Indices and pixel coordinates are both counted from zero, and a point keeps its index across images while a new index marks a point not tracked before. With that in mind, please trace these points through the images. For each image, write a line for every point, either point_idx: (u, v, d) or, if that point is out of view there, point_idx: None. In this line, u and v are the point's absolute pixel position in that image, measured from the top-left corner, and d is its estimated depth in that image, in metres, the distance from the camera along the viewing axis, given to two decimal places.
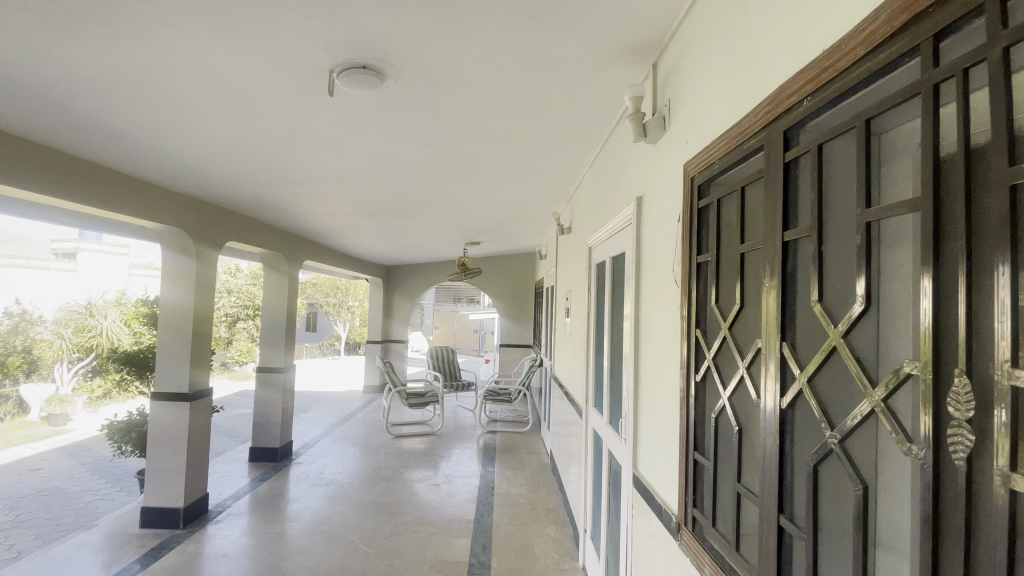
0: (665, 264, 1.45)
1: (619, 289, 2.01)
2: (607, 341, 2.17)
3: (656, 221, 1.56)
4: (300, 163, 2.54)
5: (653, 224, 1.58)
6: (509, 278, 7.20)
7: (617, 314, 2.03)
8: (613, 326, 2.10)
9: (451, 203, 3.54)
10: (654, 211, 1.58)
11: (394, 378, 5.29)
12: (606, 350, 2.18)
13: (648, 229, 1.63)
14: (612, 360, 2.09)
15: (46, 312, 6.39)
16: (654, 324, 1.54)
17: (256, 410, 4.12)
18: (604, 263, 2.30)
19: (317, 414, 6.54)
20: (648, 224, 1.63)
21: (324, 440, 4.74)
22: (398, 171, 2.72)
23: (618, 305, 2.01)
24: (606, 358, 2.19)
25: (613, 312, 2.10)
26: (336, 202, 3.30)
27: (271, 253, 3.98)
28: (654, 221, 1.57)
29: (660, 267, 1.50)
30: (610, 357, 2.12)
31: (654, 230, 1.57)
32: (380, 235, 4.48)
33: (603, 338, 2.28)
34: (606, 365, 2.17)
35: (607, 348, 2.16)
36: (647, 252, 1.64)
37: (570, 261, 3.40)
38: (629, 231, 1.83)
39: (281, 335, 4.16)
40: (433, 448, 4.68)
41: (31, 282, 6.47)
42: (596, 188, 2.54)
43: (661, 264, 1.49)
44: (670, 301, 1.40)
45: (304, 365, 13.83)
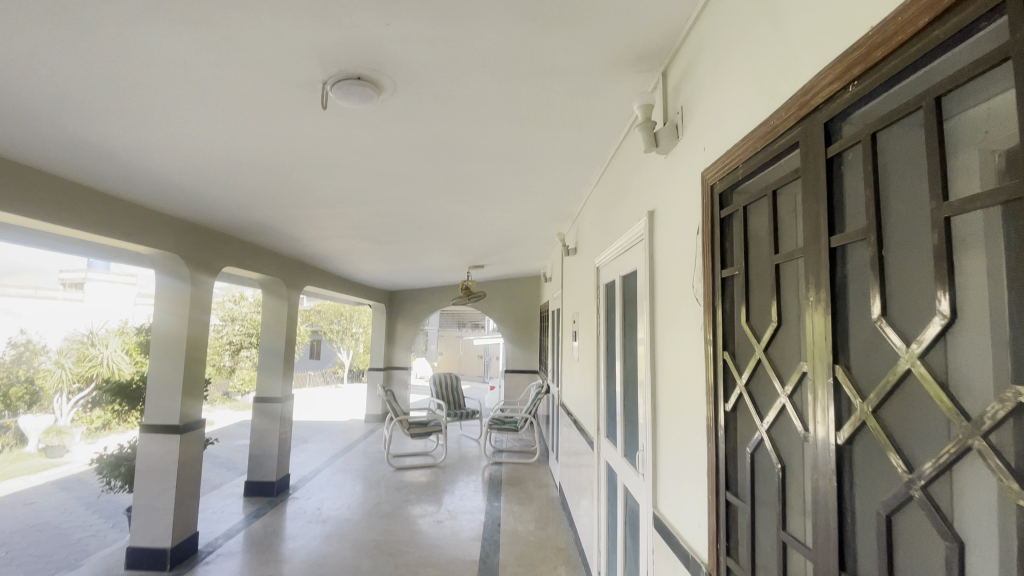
0: (683, 281, 1.33)
1: (631, 310, 1.88)
2: (619, 366, 2.04)
3: (671, 236, 1.44)
4: (297, 183, 2.45)
5: (668, 240, 1.46)
6: (514, 302, 7.07)
7: (630, 337, 1.90)
8: (625, 350, 1.97)
9: (453, 225, 3.44)
10: (668, 225, 1.47)
11: (396, 406, 5.13)
12: (619, 377, 2.04)
13: (662, 246, 1.51)
14: (625, 386, 1.95)
15: (50, 341, 6.19)
16: (673, 348, 1.40)
17: (252, 442, 3.96)
18: (613, 284, 2.18)
19: (318, 444, 6.35)
20: (662, 240, 1.51)
21: (323, 473, 4.56)
22: (398, 192, 2.63)
23: (632, 326, 1.88)
24: (618, 384, 2.06)
25: (626, 335, 1.97)
26: (335, 225, 3.22)
27: (270, 279, 3.88)
28: (668, 236, 1.46)
29: (677, 286, 1.37)
30: (623, 385, 1.98)
31: (669, 246, 1.45)
32: (381, 259, 4.39)
33: (614, 363, 2.15)
34: (619, 392, 2.04)
35: (619, 374, 2.03)
36: (661, 270, 1.52)
37: (576, 284, 3.29)
38: (641, 248, 1.72)
39: (279, 363, 4.02)
40: (436, 481, 4.48)
41: (39, 310, 6.21)
42: (603, 207, 2.44)
43: (678, 284, 1.36)
44: (690, 323, 1.28)
45: (307, 394, 13.63)
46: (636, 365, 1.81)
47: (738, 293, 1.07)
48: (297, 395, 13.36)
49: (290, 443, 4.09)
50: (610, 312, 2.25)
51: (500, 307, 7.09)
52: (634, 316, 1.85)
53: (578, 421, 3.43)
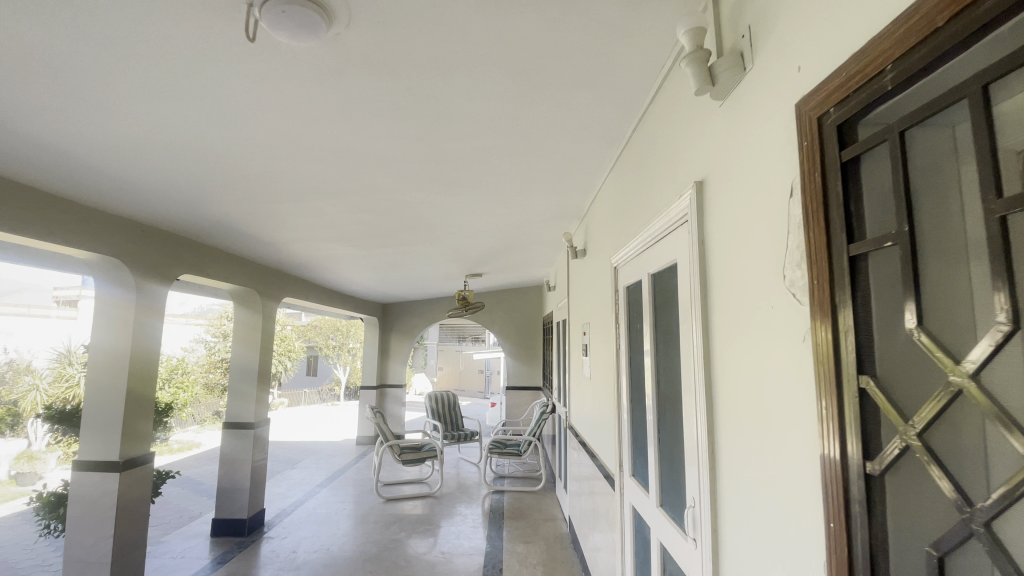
0: (766, 267, 0.91)
1: (667, 316, 1.45)
2: (650, 388, 1.60)
3: (737, 207, 1.02)
4: (251, 166, 2.03)
5: (732, 215, 1.04)
6: (515, 314, 6.64)
7: (666, 350, 1.46)
8: (658, 367, 1.54)
9: (445, 224, 3.02)
10: (731, 194, 1.04)
11: (387, 429, 4.66)
12: (649, 401, 1.61)
13: (721, 224, 1.09)
14: (660, 413, 1.53)
15: (38, 360, 5.70)
16: (749, 368, 0.98)
17: (221, 473, 3.50)
18: (638, 284, 1.76)
19: (305, 470, 5.87)
20: (720, 216, 1.09)
21: (302, 506, 4.08)
22: (375, 178, 2.21)
23: (667, 337, 1.45)
24: (648, 409, 1.62)
25: (659, 348, 1.54)
26: (308, 224, 2.79)
27: (241, 289, 3.46)
28: (732, 210, 1.04)
29: (755, 279, 0.95)
30: (656, 411, 1.55)
31: (735, 224, 1.02)
32: (367, 267, 3.95)
33: (643, 385, 1.71)
34: (649, 420, 1.60)
35: (650, 397, 1.59)
36: (720, 258, 1.10)
37: (586, 289, 2.86)
38: (683, 232, 1.30)
39: (252, 384, 3.58)
40: (431, 514, 4.00)
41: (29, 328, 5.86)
42: (620, 193, 2.02)
43: (758, 276, 0.94)
44: (786, 333, 0.85)
45: (301, 413, 13.12)
46: (676, 387, 1.38)
47: (892, 278, 0.64)
48: (291, 415, 12.84)
49: (263, 473, 3.64)
50: (634, 321, 1.82)
51: (500, 319, 6.67)
52: (671, 324, 1.41)
53: (591, 449, 2.97)
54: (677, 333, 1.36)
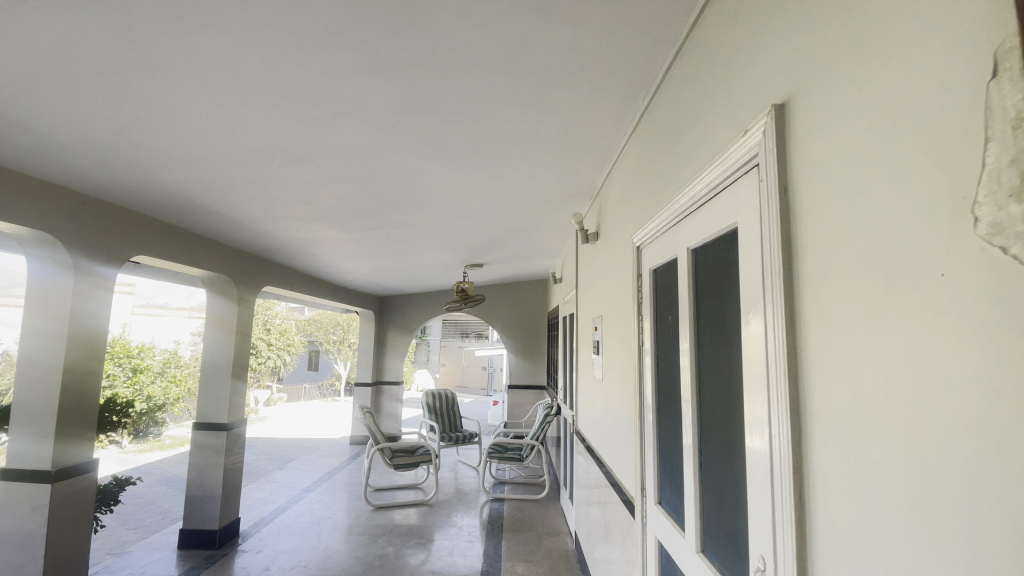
0: (939, 207, 0.54)
1: (720, 302, 1.09)
2: (688, 397, 1.24)
3: (870, 120, 0.65)
4: (194, 120, 1.67)
5: (858, 142, 0.67)
6: (519, 309, 6.28)
7: (718, 348, 1.10)
8: (703, 369, 1.18)
9: (438, 203, 2.66)
10: (856, 109, 0.67)
11: (378, 430, 4.30)
12: (687, 413, 1.25)
13: (830, 160, 0.72)
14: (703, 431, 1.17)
15: None
16: (889, 383, 0.61)
17: (190, 480, 3.16)
18: (672, 261, 1.39)
19: (294, 471, 5.51)
20: (831, 148, 0.72)
21: (283, 514, 3.73)
22: (350, 139, 1.86)
23: (720, 330, 1.08)
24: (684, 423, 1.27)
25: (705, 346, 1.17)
26: (278, 197, 2.43)
27: (214, 275, 3.11)
28: (858, 134, 0.66)
29: (912, 237, 0.58)
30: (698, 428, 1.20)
31: (864, 155, 0.65)
32: (355, 253, 3.59)
33: (678, 393, 1.34)
34: (685, 438, 1.25)
35: (688, 408, 1.23)
36: (825, 205, 0.73)
37: (599, 277, 2.50)
38: (752, 184, 0.93)
39: (226, 381, 3.22)
40: (424, 524, 3.65)
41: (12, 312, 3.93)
42: (647, 155, 1.66)
43: (917, 233, 0.57)
44: (993, 327, 0.48)
45: (299, 409, 12.81)
46: (734, 399, 1.01)
47: None
48: (288, 411, 12.51)
49: (237, 479, 3.30)
50: (665, 309, 1.46)
51: (503, 315, 6.31)
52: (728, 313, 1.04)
53: (600, 459, 2.61)
54: (737, 324, 0.99)
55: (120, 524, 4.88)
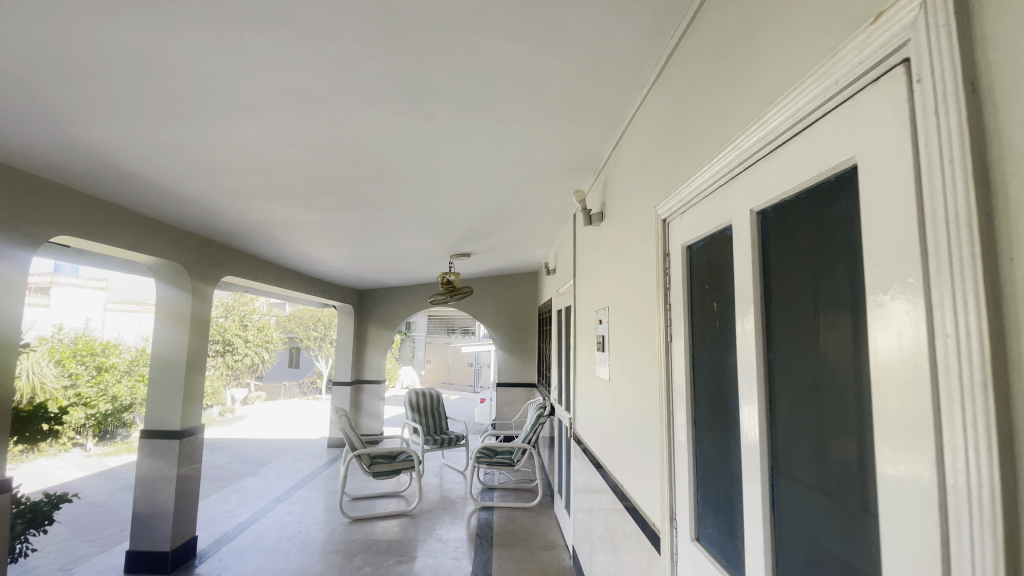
0: None
1: (826, 275, 0.76)
2: (759, 406, 0.92)
3: None
4: (94, 53, 1.29)
5: None
6: (508, 303, 5.96)
7: (825, 341, 0.77)
8: (790, 376, 0.85)
9: (418, 176, 2.30)
10: None
11: (355, 433, 3.92)
12: (755, 427, 0.93)
13: None
14: (789, 453, 0.85)
15: None
16: None
17: (138, 496, 2.78)
18: (724, 232, 1.06)
19: (265, 477, 5.12)
20: None
21: (247, 529, 3.35)
22: (308, 86, 1.51)
23: (829, 314, 0.76)
24: (748, 440, 0.95)
25: (792, 336, 0.85)
26: (227, 163, 2.05)
27: (163, 261, 2.73)
28: None
29: None
30: (778, 448, 0.88)
31: None
32: (328, 239, 3.22)
33: (734, 406, 1.01)
34: (755, 461, 0.93)
35: (760, 421, 0.92)
36: None
37: (604, 262, 2.18)
38: (898, 90, 0.59)
39: (179, 383, 2.84)
40: (407, 538, 3.31)
41: None
42: (675, 105, 1.34)
43: None
44: None
45: (278, 408, 12.35)
46: (860, 413, 0.69)
47: None
48: (266, 410, 12.06)
49: (191, 492, 2.93)
50: (709, 293, 1.13)
51: (491, 309, 5.98)
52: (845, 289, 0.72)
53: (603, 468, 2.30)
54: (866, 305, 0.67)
55: (74, 536, 4.46)
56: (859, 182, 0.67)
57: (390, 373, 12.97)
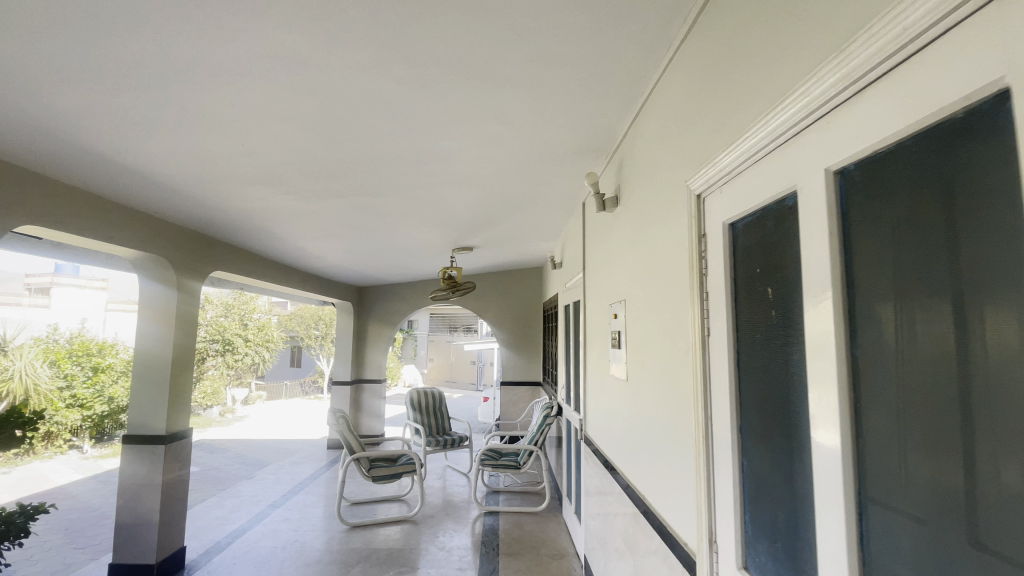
0: None
1: (944, 240, 0.58)
2: (840, 409, 0.74)
3: None
4: (38, 9, 1.12)
5: None
6: (512, 299, 5.78)
7: (932, 329, 0.60)
8: (883, 377, 0.67)
9: (416, 159, 2.12)
10: None
11: (353, 435, 3.74)
12: (835, 435, 0.75)
13: None
14: (885, 470, 0.67)
15: None
16: None
17: (121, 505, 2.62)
18: (786, 202, 0.88)
19: (261, 481, 4.95)
20: None
21: (240, 538, 3.18)
22: (296, 50, 1.34)
23: (941, 297, 0.59)
24: (825, 452, 0.77)
25: (886, 322, 0.67)
26: (207, 144, 1.88)
27: (145, 255, 2.56)
28: None
29: None
30: (868, 462, 0.70)
31: None
32: (322, 231, 3.04)
33: (803, 414, 0.83)
34: (834, 478, 0.75)
35: (842, 428, 0.73)
36: None
37: (619, 251, 2.00)
38: None
39: (164, 384, 2.67)
40: (408, 546, 3.14)
41: None
42: (712, 64, 1.15)
43: None
44: None
45: (279, 408, 12.23)
46: (998, 424, 0.52)
47: None
48: (266, 410, 11.93)
49: (178, 501, 2.77)
50: (763, 274, 0.95)
51: (495, 306, 5.80)
52: (978, 257, 0.54)
53: (617, 473, 2.13)
54: (1018, 281, 0.49)
55: (66, 543, 4.30)
56: (1014, 113, 0.49)
57: (391, 372, 12.79)
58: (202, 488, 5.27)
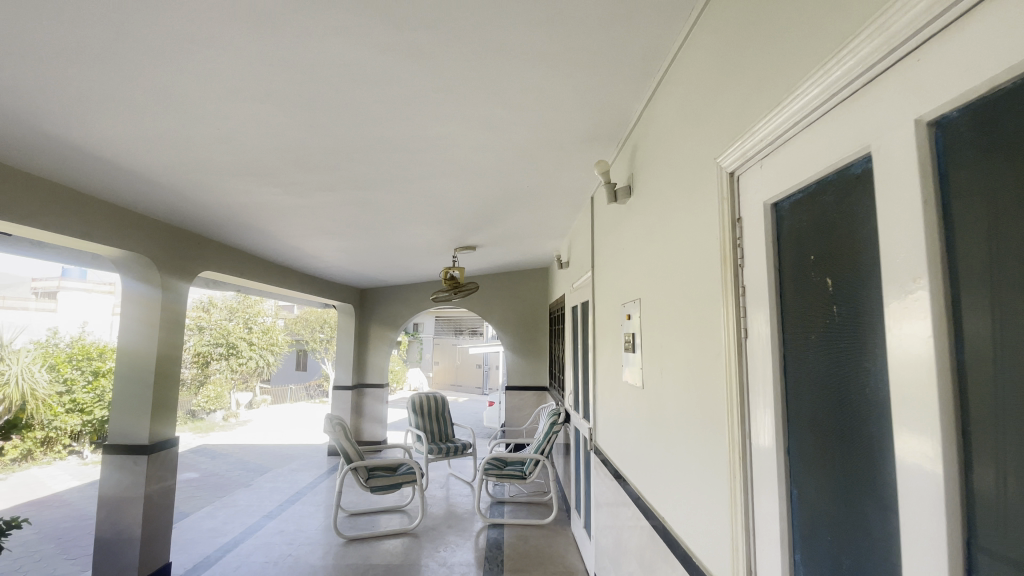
0: None
1: None
2: (937, 433, 0.56)
3: None
4: None
5: None
6: (518, 301, 5.60)
7: None
8: (1006, 391, 0.50)
9: (410, 148, 1.95)
10: None
11: (351, 443, 3.56)
12: (928, 466, 0.57)
13: None
14: (1004, 519, 0.50)
15: None
16: None
17: (102, 519, 2.48)
18: (852, 172, 0.70)
19: (259, 488, 4.80)
20: None
21: (230, 552, 3.03)
22: (270, 18, 1.18)
23: None
24: (913, 486, 0.59)
25: (1004, 318, 0.50)
26: (181, 131, 1.72)
27: (128, 255, 2.42)
28: None
29: None
30: (978, 506, 0.52)
31: None
32: (316, 229, 2.88)
33: (878, 438, 0.65)
34: (926, 523, 0.57)
35: (940, 457, 0.56)
36: None
37: (633, 247, 1.82)
38: None
39: (147, 391, 2.52)
40: (407, 562, 2.97)
41: None
42: (746, 20, 0.98)
43: None
44: None
45: (284, 412, 12.11)
46: None
47: None
48: (270, 414, 11.82)
49: (163, 515, 2.63)
50: (818, 261, 0.78)
51: (500, 308, 5.63)
52: None
53: (629, 488, 1.95)
54: None
55: (58, 554, 4.17)
56: None
57: (396, 376, 12.63)
58: (201, 497, 5.13)
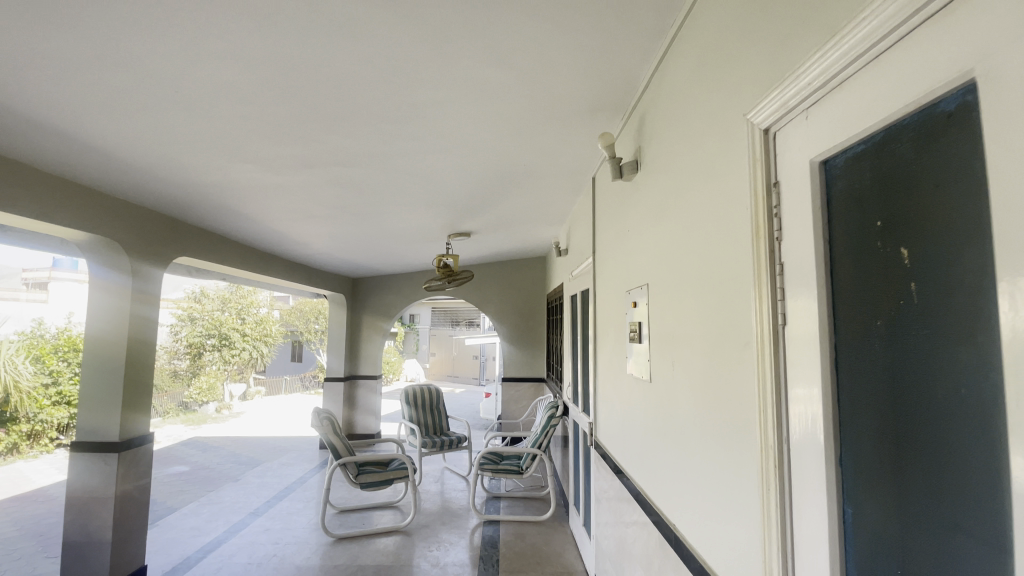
0: None
1: None
2: None
3: None
4: None
5: None
6: (514, 291, 5.44)
7: None
8: None
9: (395, 121, 1.79)
10: None
11: (340, 438, 3.40)
12: None
13: None
14: None
15: None
16: None
17: (70, 520, 2.35)
18: (942, 112, 0.55)
19: (248, 483, 4.65)
20: None
21: (212, 552, 2.89)
22: None
23: None
24: None
25: None
26: (140, 98, 1.55)
27: (93, 238, 2.25)
28: None
29: None
30: None
31: None
32: (299, 212, 2.71)
33: (981, 453, 0.50)
34: None
35: None
36: None
37: (640, 226, 1.66)
38: None
39: (117, 385, 2.37)
40: (398, 562, 2.83)
41: None
42: None
43: None
44: None
45: (278, 403, 11.99)
46: None
47: None
48: (264, 406, 11.69)
49: (137, 515, 2.51)
50: (888, 227, 0.62)
51: (497, 297, 5.47)
52: None
53: (632, 487, 1.81)
54: None
55: (37, 552, 4.01)
56: None
57: (392, 368, 12.49)
58: (189, 491, 4.99)
